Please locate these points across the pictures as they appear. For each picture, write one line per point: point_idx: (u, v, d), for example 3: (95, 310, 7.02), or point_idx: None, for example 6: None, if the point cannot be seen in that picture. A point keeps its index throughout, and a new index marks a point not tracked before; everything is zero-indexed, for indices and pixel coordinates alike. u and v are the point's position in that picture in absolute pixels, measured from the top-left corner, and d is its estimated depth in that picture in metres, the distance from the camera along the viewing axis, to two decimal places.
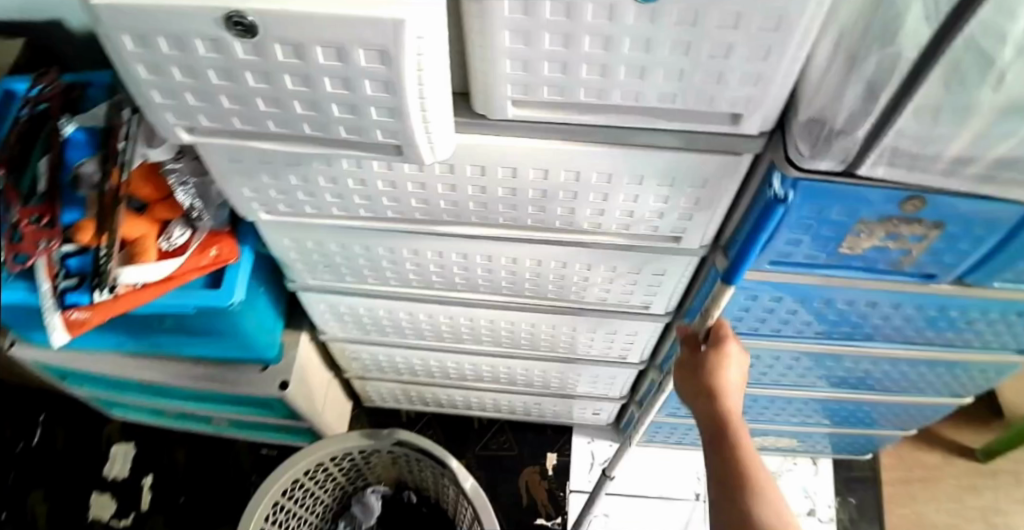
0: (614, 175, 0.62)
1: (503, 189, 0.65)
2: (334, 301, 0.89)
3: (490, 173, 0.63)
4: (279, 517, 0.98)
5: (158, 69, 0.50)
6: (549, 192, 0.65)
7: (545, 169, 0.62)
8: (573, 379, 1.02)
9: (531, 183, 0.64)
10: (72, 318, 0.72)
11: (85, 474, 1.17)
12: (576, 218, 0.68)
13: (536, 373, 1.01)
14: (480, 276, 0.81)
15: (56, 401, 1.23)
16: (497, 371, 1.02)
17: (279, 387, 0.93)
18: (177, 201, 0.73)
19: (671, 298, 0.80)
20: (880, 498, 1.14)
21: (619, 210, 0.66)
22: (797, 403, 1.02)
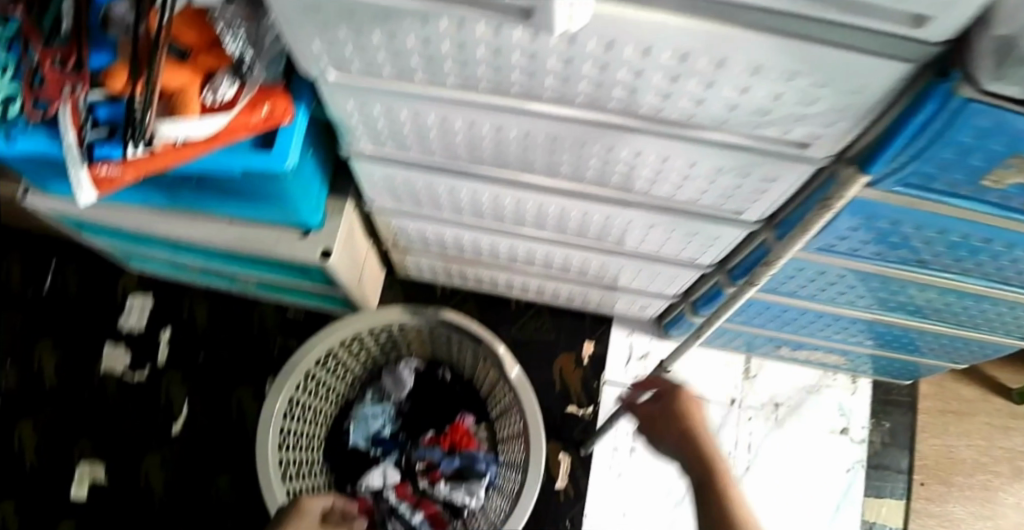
0: (764, 67, 0.51)
1: (626, 71, 0.55)
2: (392, 172, 0.82)
3: (617, 50, 0.52)
4: (309, 385, 0.96)
5: None
6: (679, 78, 0.55)
7: (683, 53, 0.51)
8: (627, 273, 0.98)
9: (662, 65, 0.53)
10: (101, 174, 0.62)
11: (99, 323, 1.14)
12: (698, 111, 0.59)
13: (591, 264, 0.98)
14: (563, 162, 0.74)
15: (66, 245, 1.18)
16: (553, 255, 0.97)
17: (322, 257, 0.87)
18: (225, 49, 0.62)
19: (769, 207, 0.75)
20: (915, 426, 1.15)
21: (752, 105, 0.57)
22: (843, 321, 0.98)
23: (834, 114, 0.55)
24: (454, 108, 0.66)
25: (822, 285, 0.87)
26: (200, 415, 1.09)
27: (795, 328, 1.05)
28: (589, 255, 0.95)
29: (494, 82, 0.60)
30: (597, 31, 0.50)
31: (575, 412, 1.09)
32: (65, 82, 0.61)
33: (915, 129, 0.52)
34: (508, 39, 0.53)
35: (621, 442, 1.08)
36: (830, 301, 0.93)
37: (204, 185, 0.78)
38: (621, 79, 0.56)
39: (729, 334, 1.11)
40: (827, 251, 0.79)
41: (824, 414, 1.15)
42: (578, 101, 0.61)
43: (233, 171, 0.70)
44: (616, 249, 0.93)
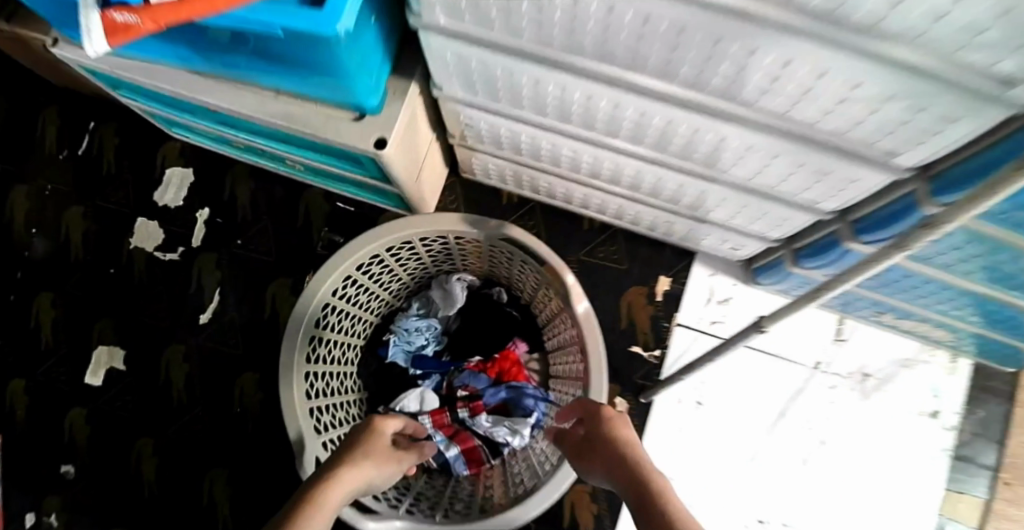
0: None
1: None
2: (464, 54, 0.67)
3: None
4: (348, 292, 0.86)
5: None
6: None
7: None
8: (727, 208, 0.82)
9: None
10: (115, 20, 0.49)
11: (135, 195, 1.02)
12: (885, 16, 0.41)
13: (685, 192, 0.82)
14: (682, 66, 0.58)
15: (108, 106, 1.06)
16: (643, 174, 0.82)
17: (374, 147, 0.72)
18: None
19: (932, 153, 0.57)
20: (1010, 419, 1.00)
21: (967, 18, 0.39)
22: (963, 301, 0.81)
23: None
24: None
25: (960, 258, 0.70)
26: (231, 310, 0.98)
27: (904, 295, 0.89)
28: (689, 181, 0.79)
29: None
30: None
31: (640, 352, 0.98)
32: None
33: None
34: None
35: (686, 395, 1.01)
36: (963, 276, 0.75)
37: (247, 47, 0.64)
38: None
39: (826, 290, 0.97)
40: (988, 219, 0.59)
41: (913, 391, 1.02)
42: None
43: (274, 33, 0.54)
44: (720, 178, 0.76)
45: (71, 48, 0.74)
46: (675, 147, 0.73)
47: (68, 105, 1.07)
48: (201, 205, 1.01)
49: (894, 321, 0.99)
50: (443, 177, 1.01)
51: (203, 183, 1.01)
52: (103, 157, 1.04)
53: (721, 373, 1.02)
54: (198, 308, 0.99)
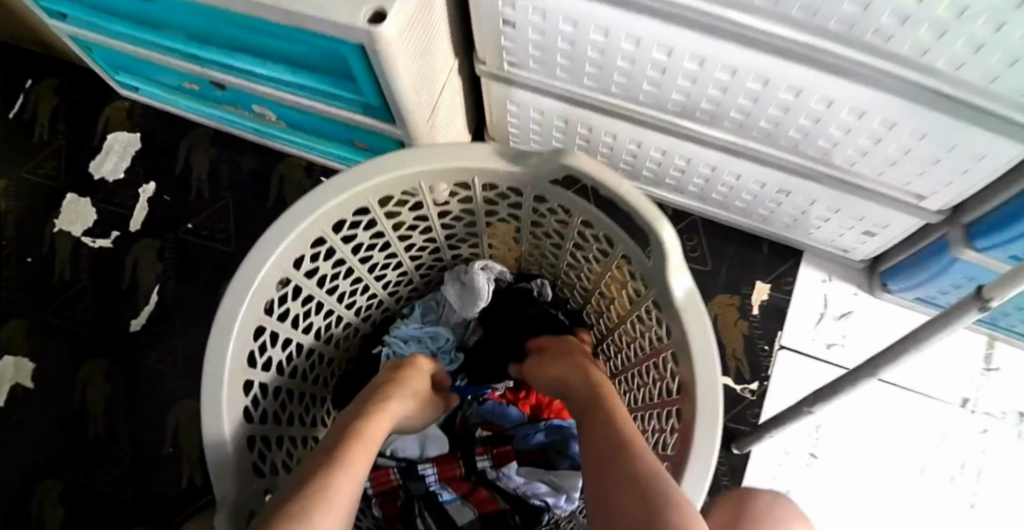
0: None
1: None
2: None
3: None
4: (333, 300, 0.55)
5: None
6: None
7: None
8: (875, 149, 0.48)
9: None
10: None
11: (67, 166, 0.79)
12: None
13: (800, 122, 0.48)
14: None
15: (53, 60, 0.86)
16: (778, 93, 0.46)
17: (368, 22, 0.41)
18: None
19: None
20: None
21: None
22: None
23: None
24: None
25: None
26: (172, 313, 0.72)
27: None
28: (872, 103, 0.43)
29: None
30: None
31: (731, 386, 0.68)
32: None
33: None
34: None
35: (796, 444, 0.70)
36: None
37: None
38: None
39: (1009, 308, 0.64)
40: None
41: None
42: None
43: None
44: (960, 98, 0.40)
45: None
46: (840, 24, 0.37)
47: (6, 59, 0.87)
48: (145, 178, 0.77)
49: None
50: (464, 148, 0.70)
51: (148, 148, 0.78)
52: (36, 119, 0.83)
53: (839, 413, 0.70)
54: (128, 316, 0.72)
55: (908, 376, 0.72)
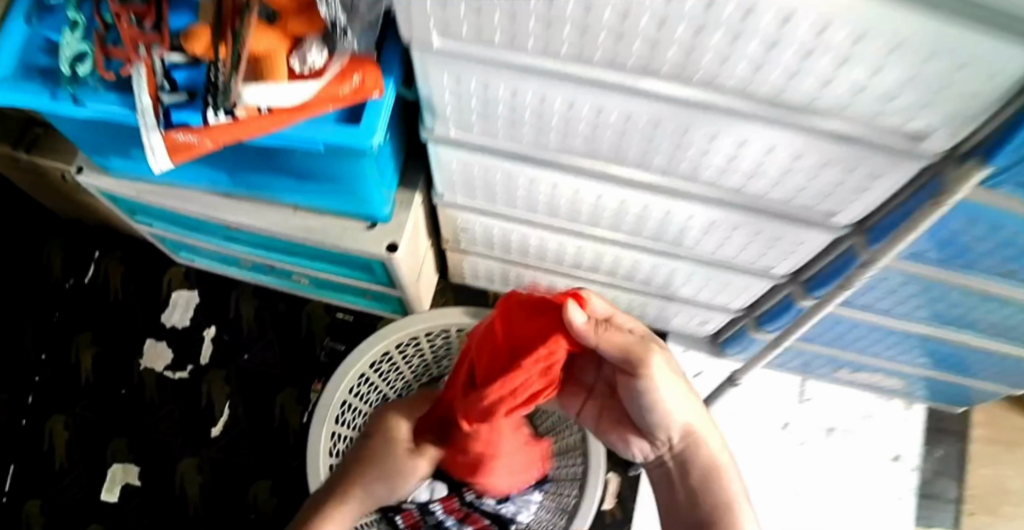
0: (865, 38, 0.49)
1: (722, 36, 0.52)
2: (472, 161, 0.77)
3: (716, 11, 0.49)
4: (361, 389, 0.92)
5: None
6: (777, 46, 0.52)
7: (787, 16, 0.49)
8: (679, 277, 0.96)
9: (761, 30, 0.51)
10: (176, 140, 0.63)
11: (142, 319, 1.08)
12: (789, 87, 0.56)
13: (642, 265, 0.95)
14: (632, 148, 0.70)
15: (110, 234, 1.13)
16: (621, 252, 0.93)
17: (386, 250, 0.83)
18: (319, 14, 0.61)
19: (860, 211, 0.71)
20: (965, 455, 1.08)
21: (847, 83, 0.55)
22: (906, 339, 0.94)
23: (961, 96, 0.53)
24: (545, 80, 0.62)
25: (885, 294, 0.83)
26: (243, 423, 1.02)
27: (860, 347, 1.00)
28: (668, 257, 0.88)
29: (609, 53, 0.56)
30: None
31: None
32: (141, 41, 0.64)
33: None
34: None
35: None
36: (908, 317, 0.88)
37: (266, 167, 0.74)
38: (752, 52, 0.53)
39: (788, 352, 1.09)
40: (922, 258, 0.75)
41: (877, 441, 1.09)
42: (663, 70, 0.57)
43: (314, 148, 0.67)
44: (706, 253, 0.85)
45: (96, 174, 0.81)
46: None
47: (68, 235, 1.13)
48: (209, 323, 1.07)
49: (853, 377, 1.08)
50: (435, 284, 1.15)
51: (209, 303, 1.08)
52: (109, 282, 1.10)
53: None
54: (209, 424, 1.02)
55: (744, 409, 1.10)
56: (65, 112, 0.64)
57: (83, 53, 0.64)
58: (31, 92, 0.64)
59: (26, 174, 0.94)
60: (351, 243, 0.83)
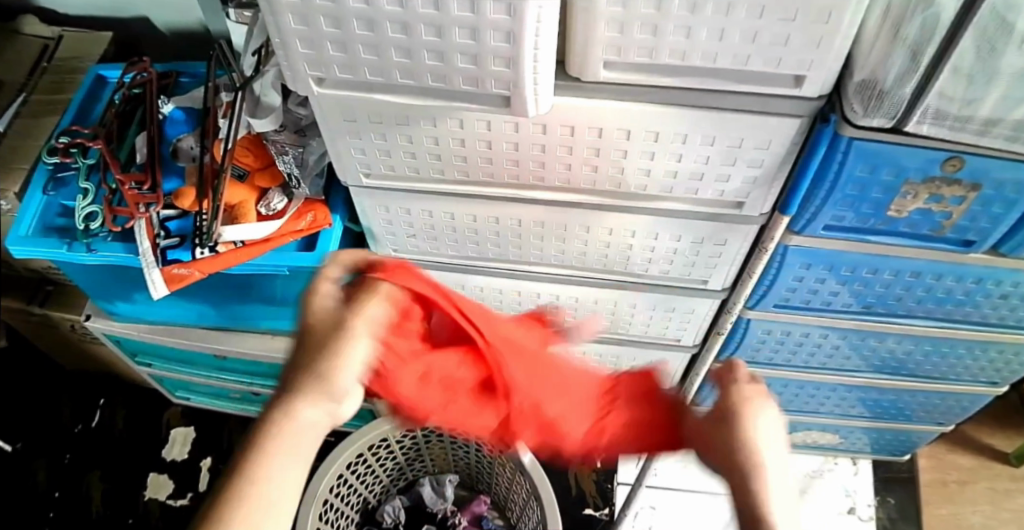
0: (660, 133, 0.69)
1: (560, 148, 0.72)
2: None
3: (550, 131, 0.70)
4: (341, 490, 1.01)
5: (308, 19, 0.59)
6: (601, 150, 0.72)
7: (599, 128, 0.69)
8: (621, 363, 1.10)
9: (586, 140, 0.71)
10: (173, 273, 0.83)
11: (143, 455, 1.22)
12: (625, 179, 0.75)
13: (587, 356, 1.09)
14: (530, 248, 0.88)
15: (114, 384, 1.28)
16: None
17: None
18: (277, 169, 0.83)
19: (728, 275, 0.87)
20: (919, 498, 1.28)
21: (663, 170, 0.73)
22: (825, 390, 1.06)
23: (752, 167, 0.72)
24: (447, 200, 0.81)
25: (779, 345, 0.97)
26: None
27: (787, 406, 1.13)
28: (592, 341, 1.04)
29: (489, 172, 0.76)
30: (561, 114, 0.69)
31: (592, 513, 1.25)
32: (141, 200, 0.84)
33: (816, 168, 0.70)
34: (499, 131, 0.71)
35: (639, 521, 1.27)
36: (807, 367, 1.01)
37: (241, 298, 0.92)
38: (586, 158, 0.73)
39: None
40: (786, 306, 0.90)
41: (831, 496, 1.29)
42: (530, 180, 0.77)
43: (280, 271, 0.85)
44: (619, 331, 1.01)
45: (103, 319, 0.99)
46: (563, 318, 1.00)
47: (75, 386, 1.28)
48: (204, 455, 1.21)
49: (792, 437, 1.25)
50: None
51: (203, 436, 1.23)
52: (113, 425, 1.24)
53: (661, 514, 1.28)
54: None
55: (695, 482, 1.31)
56: (81, 258, 0.87)
57: (94, 213, 0.87)
58: (53, 245, 0.87)
59: (39, 329, 1.09)
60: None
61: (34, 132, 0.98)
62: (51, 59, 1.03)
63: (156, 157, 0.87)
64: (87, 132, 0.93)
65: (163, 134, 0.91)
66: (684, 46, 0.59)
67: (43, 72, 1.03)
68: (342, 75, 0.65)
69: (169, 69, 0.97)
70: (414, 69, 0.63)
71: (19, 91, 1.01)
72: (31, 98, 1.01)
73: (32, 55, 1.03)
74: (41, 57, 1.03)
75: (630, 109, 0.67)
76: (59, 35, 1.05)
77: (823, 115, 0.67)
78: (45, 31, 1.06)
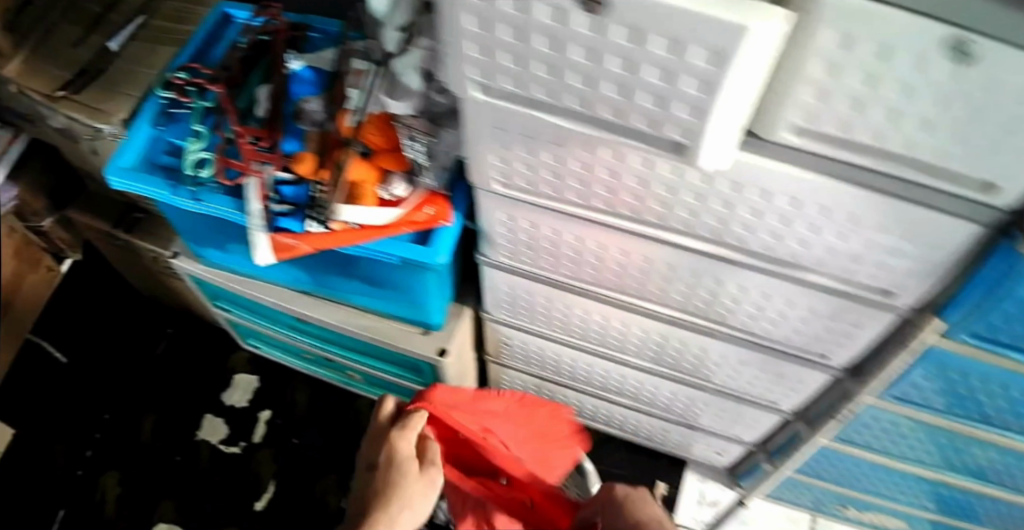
0: (830, 209, 0.64)
1: (719, 202, 0.67)
2: (513, 284, 0.89)
3: (716, 184, 0.65)
4: None
5: (491, 25, 0.54)
6: (762, 213, 0.67)
7: (768, 191, 0.65)
8: (709, 413, 1.05)
9: (750, 201, 0.66)
10: (281, 241, 0.81)
11: (198, 394, 1.23)
12: (780, 246, 0.70)
13: (677, 399, 1.04)
14: (654, 287, 0.81)
15: (183, 316, 1.30)
16: (644, 385, 1.03)
17: (436, 352, 0.94)
18: (404, 155, 0.80)
19: (852, 355, 0.83)
20: None
21: (822, 246, 0.69)
22: (908, 480, 1.03)
23: (913, 261, 0.67)
24: (580, 223, 0.76)
25: (879, 431, 0.92)
26: (281, 498, 1.16)
27: (863, 487, 1.10)
28: (689, 390, 1.00)
29: (634, 209, 0.71)
30: (734, 170, 0.63)
31: None
32: (257, 158, 0.83)
33: (987, 284, 0.63)
34: (658, 172, 0.66)
35: None
36: (901, 456, 0.97)
37: (342, 274, 0.90)
38: (744, 217, 0.68)
39: (799, 490, 1.21)
40: (904, 401, 0.84)
41: None
42: (675, 226, 0.72)
43: (390, 260, 0.83)
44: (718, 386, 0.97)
45: (189, 260, 0.99)
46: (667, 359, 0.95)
47: (144, 313, 1.31)
48: (263, 408, 1.22)
49: (862, 515, 1.22)
50: (474, 394, 1.25)
51: (268, 388, 1.24)
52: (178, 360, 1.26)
53: None
54: (254, 498, 1.15)
55: None
56: (182, 204, 0.84)
57: (204, 159, 0.84)
58: (155, 184, 0.85)
59: (123, 253, 1.09)
60: (408, 343, 0.95)
61: (149, 59, 0.94)
62: None
63: (279, 114, 0.86)
64: (207, 72, 0.90)
65: (285, 88, 0.88)
66: (885, 127, 0.53)
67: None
68: (510, 88, 0.61)
69: (302, 21, 0.93)
70: (592, 98, 0.58)
71: (136, 12, 0.98)
72: (150, 22, 0.98)
73: None
74: None
75: (803, 178, 0.62)
76: None
77: (1007, 230, 0.59)
78: None
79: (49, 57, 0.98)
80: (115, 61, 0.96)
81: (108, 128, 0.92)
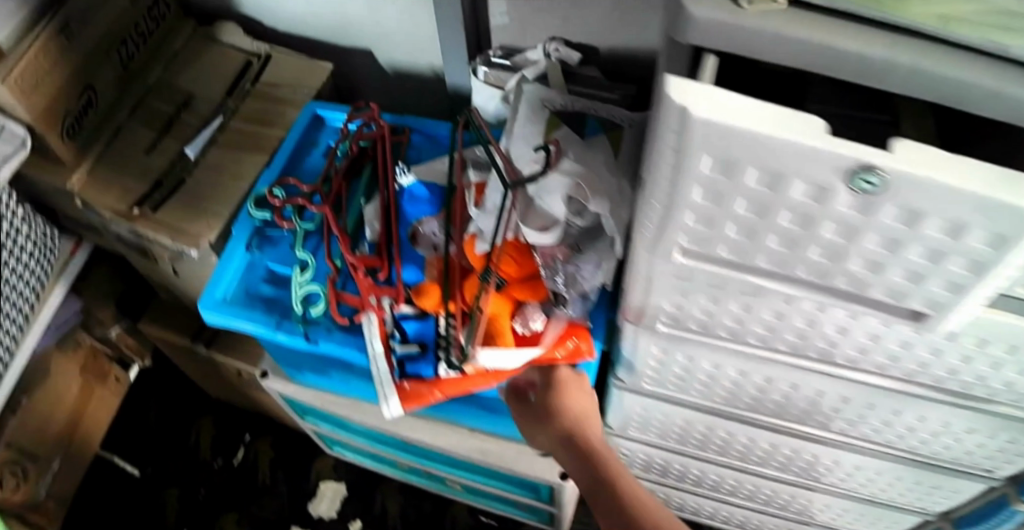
0: None
1: (927, 350, 0.60)
2: (651, 408, 0.81)
3: (930, 335, 0.58)
4: None
5: (721, 199, 0.49)
6: (972, 359, 0.60)
7: (988, 344, 0.57)
8: (851, 517, 0.98)
9: (962, 348, 0.59)
10: (410, 386, 0.76)
11: (284, 505, 1.16)
12: (983, 385, 0.64)
13: (817, 507, 0.96)
14: (821, 415, 0.75)
15: (260, 420, 1.24)
16: (780, 496, 0.95)
17: (561, 477, 0.88)
18: (543, 285, 0.74)
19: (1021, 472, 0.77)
20: None
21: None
22: None
23: None
24: (750, 359, 0.69)
25: None
26: None
27: None
28: (835, 502, 0.93)
29: (821, 352, 0.65)
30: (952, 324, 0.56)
31: None
32: (376, 294, 0.76)
33: None
34: (862, 322, 0.59)
35: None
36: None
37: (463, 401, 0.83)
38: (950, 362, 0.61)
39: None
40: None
41: None
42: (864, 365, 0.65)
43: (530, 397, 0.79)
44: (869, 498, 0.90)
45: (280, 381, 0.91)
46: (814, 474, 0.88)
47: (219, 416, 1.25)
48: (353, 518, 1.15)
49: None
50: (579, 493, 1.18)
51: (356, 494, 1.17)
52: (258, 467, 1.19)
53: None
54: None
55: None
56: (291, 342, 0.78)
57: (314, 293, 0.80)
58: (260, 321, 0.79)
59: (202, 366, 1.02)
60: (532, 470, 0.87)
61: (234, 169, 0.88)
62: (254, 80, 0.92)
63: (394, 239, 0.80)
64: (305, 188, 0.84)
65: (394, 205, 0.82)
66: None
67: (243, 94, 0.92)
68: (724, 255, 0.55)
69: (400, 123, 0.88)
70: (829, 270, 0.53)
71: (212, 112, 0.90)
72: (229, 124, 0.90)
73: (233, 72, 0.93)
74: (243, 77, 0.92)
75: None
76: (264, 51, 0.93)
77: None
78: (252, 46, 0.94)
79: (114, 169, 0.89)
80: (193, 172, 0.88)
81: (194, 251, 0.84)
